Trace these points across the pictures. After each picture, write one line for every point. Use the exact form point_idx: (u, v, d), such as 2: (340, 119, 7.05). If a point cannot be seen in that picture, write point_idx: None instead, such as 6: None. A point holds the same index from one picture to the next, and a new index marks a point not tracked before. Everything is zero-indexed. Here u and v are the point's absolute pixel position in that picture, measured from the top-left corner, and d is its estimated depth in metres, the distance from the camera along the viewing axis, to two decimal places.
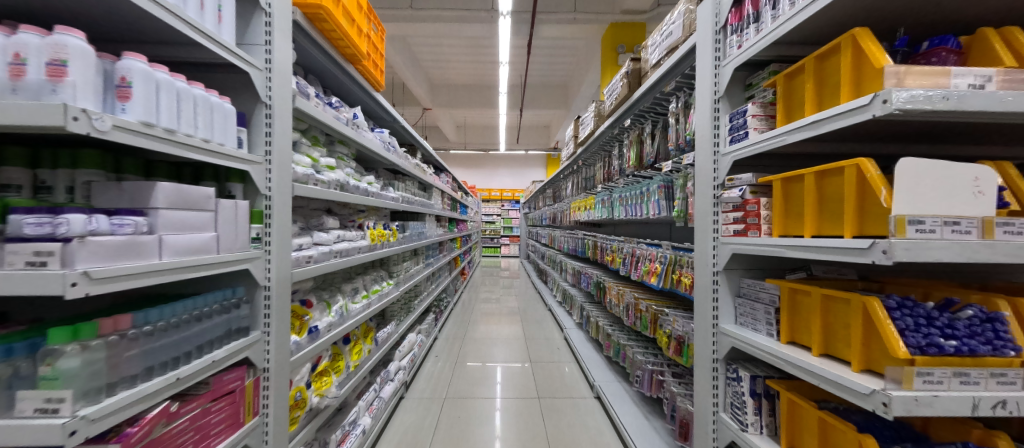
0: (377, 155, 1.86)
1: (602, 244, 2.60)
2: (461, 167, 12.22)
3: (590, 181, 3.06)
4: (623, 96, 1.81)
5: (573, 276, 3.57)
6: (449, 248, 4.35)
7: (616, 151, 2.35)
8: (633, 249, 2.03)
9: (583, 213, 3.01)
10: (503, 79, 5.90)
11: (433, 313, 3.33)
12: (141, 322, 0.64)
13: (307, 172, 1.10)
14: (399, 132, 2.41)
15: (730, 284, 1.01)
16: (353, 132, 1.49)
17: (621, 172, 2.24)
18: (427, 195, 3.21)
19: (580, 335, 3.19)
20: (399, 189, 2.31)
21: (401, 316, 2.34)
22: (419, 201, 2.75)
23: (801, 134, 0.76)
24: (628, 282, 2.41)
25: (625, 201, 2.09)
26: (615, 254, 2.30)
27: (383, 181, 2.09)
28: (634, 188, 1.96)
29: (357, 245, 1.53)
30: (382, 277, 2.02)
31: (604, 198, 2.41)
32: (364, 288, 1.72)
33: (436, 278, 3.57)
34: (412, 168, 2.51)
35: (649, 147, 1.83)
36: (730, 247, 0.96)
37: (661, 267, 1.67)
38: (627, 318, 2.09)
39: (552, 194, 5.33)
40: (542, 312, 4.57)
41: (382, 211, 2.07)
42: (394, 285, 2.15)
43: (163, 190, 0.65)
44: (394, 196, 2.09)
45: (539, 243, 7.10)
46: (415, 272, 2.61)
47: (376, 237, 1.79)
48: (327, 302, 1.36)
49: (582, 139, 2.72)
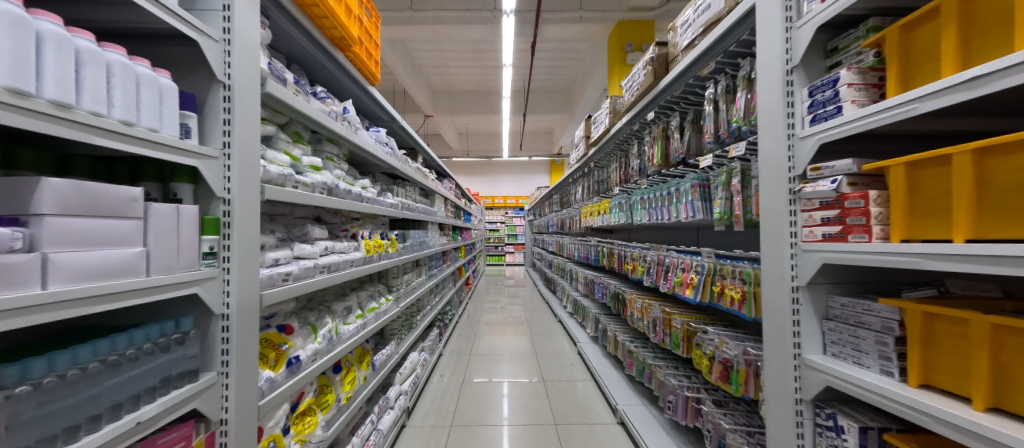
0: (372, 157, 1.67)
1: (619, 252, 2.37)
2: (463, 174, 12.11)
3: (604, 183, 2.85)
4: (647, 86, 1.61)
5: (586, 287, 3.33)
6: (453, 257, 4.14)
7: (635, 150, 2.14)
8: (659, 257, 1.79)
9: (597, 219, 2.79)
10: (506, 82, 5.77)
11: (437, 327, 3.11)
12: (13, 381, 0.40)
13: (284, 172, 0.91)
14: (398, 134, 2.23)
15: (816, 304, 0.79)
16: (342, 129, 1.29)
17: (641, 172, 2.02)
18: (430, 201, 3.02)
19: (596, 349, 2.92)
20: (399, 195, 2.12)
21: (401, 333, 2.12)
22: (421, 208, 2.55)
23: (939, 99, 0.53)
24: (653, 293, 2.17)
25: (647, 203, 1.86)
26: (636, 262, 2.06)
27: (381, 186, 1.90)
28: (659, 188, 1.74)
29: (348, 258, 1.32)
30: (379, 291, 1.80)
31: (622, 201, 2.20)
32: (357, 306, 1.51)
33: (440, 290, 3.35)
34: (413, 172, 2.32)
35: (676, 142, 1.60)
36: (820, 257, 0.73)
37: (698, 278, 1.43)
38: (654, 335, 1.84)
39: (559, 199, 5.14)
40: (552, 323, 4.32)
41: (379, 218, 1.87)
42: (394, 301, 1.94)
43: (52, 187, 0.42)
44: (393, 203, 1.90)
45: (546, 250, 6.87)
46: (417, 285, 2.40)
47: (371, 248, 1.58)
48: (314, 325, 1.14)
49: (596, 138, 2.52)
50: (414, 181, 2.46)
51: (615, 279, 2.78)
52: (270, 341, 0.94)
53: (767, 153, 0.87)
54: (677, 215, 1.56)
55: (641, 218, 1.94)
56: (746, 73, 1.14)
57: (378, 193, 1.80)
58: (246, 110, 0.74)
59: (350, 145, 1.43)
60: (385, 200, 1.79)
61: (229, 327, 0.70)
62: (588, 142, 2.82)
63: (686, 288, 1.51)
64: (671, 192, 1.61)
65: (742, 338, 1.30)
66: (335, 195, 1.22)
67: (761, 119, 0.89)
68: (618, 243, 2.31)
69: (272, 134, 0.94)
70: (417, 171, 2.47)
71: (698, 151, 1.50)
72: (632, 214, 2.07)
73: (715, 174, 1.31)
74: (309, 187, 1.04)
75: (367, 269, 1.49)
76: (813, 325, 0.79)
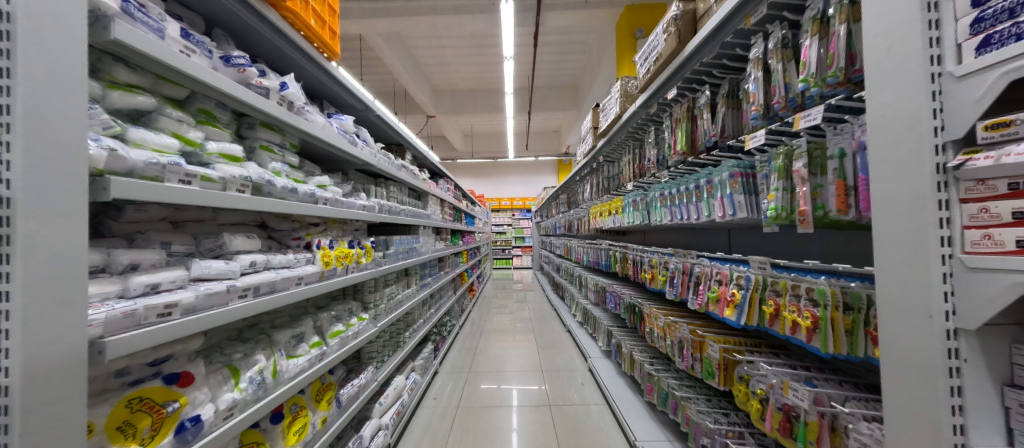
0: (338, 150, 1.42)
1: (635, 258, 2.03)
2: (469, 176, 11.90)
3: (614, 179, 2.52)
4: (666, 53, 1.28)
5: (597, 296, 2.97)
6: (453, 263, 3.88)
7: (650, 137, 1.82)
8: (686, 263, 1.42)
9: (608, 219, 2.46)
10: (509, 77, 5.51)
11: (434, 341, 2.83)
12: None
13: (151, 160, 0.64)
14: (377, 126, 1.98)
15: (999, 361, 0.43)
16: (285, 112, 1.05)
17: (661, 164, 1.69)
18: (423, 204, 2.76)
19: (608, 365, 2.56)
20: (379, 196, 1.86)
21: (383, 355, 1.84)
22: (410, 211, 2.29)
23: None
24: (679, 308, 1.78)
25: (669, 200, 1.52)
26: (655, 269, 1.70)
27: (352, 185, 1.64)
28: (684, 179, 1.42)
29: (291, 274, 1.06)
30: (352, 310, 1.53)
31: (638, 198, 1.87)
32: (314, 333, 1.24)
33: (437, 300, 3.06)
34: (397, 170, 2.07)
35: (705, 122, 1.25)
36: (1010, 281, 0.38)
37: (741, 294, 1.04)
38: (680, 361, 1.43)
39: (567, 199, 4.80)
40: (561, 333, 3.98)
41: (350, 224, 1.60)
42: (372, 319, 1.66)
43: None
44: (369, 205, 1.64)
45: (554, 253, 6.54)
46: (403, 298, 2.11)
47: (333, 259, 1.30)
48: (236, 366, 0.89)
49: (604, 129, 2.20)
50: (400, 181, 2.20)
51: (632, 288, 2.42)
52: (151, 402, 0.67)
53: (879, 111, 0.55)
54: (709, 215, 1.22)
55: (661, 217, 1.61)
56: (817, 11, 0.78)
57: (346, 193, 1.54)
58: (54, 59, 0.47)
59: (300, 132, 1.19)
60: (356, 201, 1.54)
61: (14, 408, 0.43)
62: (597, 134, 2.49)
63: (723, 305, 1.11)
64: (699, 184, 1.29)
65: (811, 378, 0.89)
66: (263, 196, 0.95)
67: (868, 59, 0.57)
68: (632, 246, 1.95)
69: (152, 109, 0.72)
70: (404, 170, 2.21)
71: (737, 135, 1.16)
72: (650, 213, 1.74)
73: (759, 160, 0.99)
74: (209, 183, 0.79)
75: (325, 285, 1.23)
76: (991, 399, 0.43)
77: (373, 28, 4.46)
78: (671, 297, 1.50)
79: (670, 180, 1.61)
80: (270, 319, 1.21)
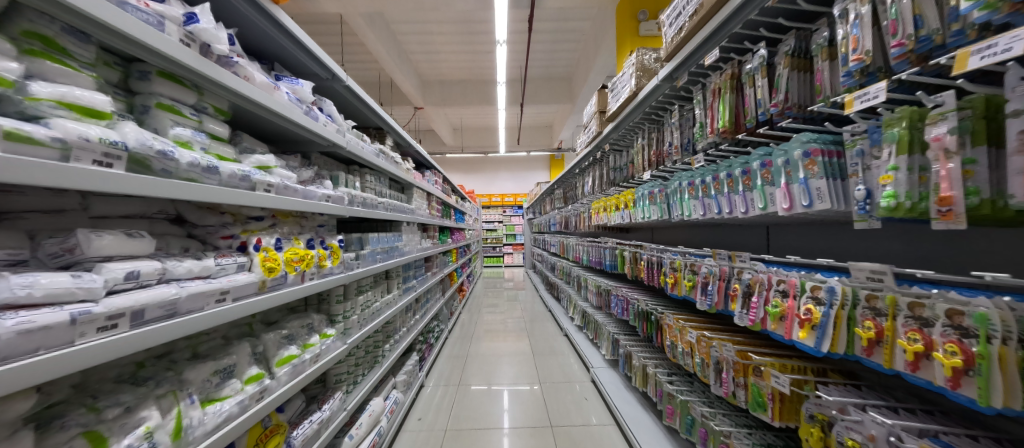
0: (292, 125, 1.10)
1: (650, 258, 1.78)
2: (459, 172, 11.53)
3: (621, 171, 2.27)
4: (711, 3, 1.01)
5: (600, 299, 2.72)
6: (441, 262, 3.58)
7: (672, 118, 1.56)
8: (724, 267, 1.17)
9: (615, 216, 2.21)
10: (501, 66, 5.22)
11: (419, 351, 2.52)
12: None
13: None
14: (349, 102, 1.65)
15: None
16: (197, 58, 0.72)
17: (688, 149, 1.43)
18: (407, 198, 2.44)
19: (614, 376, 2.32)
20: (351, 186, 1.54)
21: (355, 376, 1.52)
22: (391, 205, 1.97)
23: None
24: (705, 316, 1.54)
25: (702, 190, 1.27)
26: (679, 272, 1.45)
27: (314, 171, 1.31)
28: (722, 164, 1.17)
29: (211, 288, 0.73)
30: (313, 324, 1.21)
31: (657, 190, 1.62)
32: (254, 363, 0.92)
33: (423, 304, 2.76)
34: (375, 156, 1.75)
35: (760, 90, 0.99)
36: None
37: (820, 312, 0.79)
38: (717, 385, 1.19)
39: (563, 195, 4.54)
40: (557, 338, 3.72)
41: (312, 218, 1.29)
42: (339, 335, 1.34)
43: None
44: (336, 195, 1.32)
45: (548, 250, 6.28)
46: (382, 306, 1.80)
47: (279, 264, 0.96)
48: (100, 432, 0.55)
49: (614, 112, 1.92)
50: (379, 170, 1.88)
51: (642, 292, 2.18)
52: None
53: None
54: (764, 208, 0.97)
55: (687, 212, 1.37)
56: None
57: (305, 181, 1.22)
58: None
59: (229, 93, 0.86)
60: (319, 190, 1.22)
61: None
62: (604, 120, 2.23)
63: (793, 323, 0.86)
64: (749, 169, 1.04)
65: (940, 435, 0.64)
66: (153, 174, 0.63)
67: None
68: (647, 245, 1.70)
69: None
70: (383, 156, 1.89)
71: (806, 106, 0.91)
72: (673, 207, 1.49)
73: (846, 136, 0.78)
74: (41, 150, 0.44)
75: (271, 297, 0.91)
76: None
77: (354, 7, 4.09)
78: (703, 308, 1.25)
79: (701, 167, 1.36)
80: (190, 345, 0.89)
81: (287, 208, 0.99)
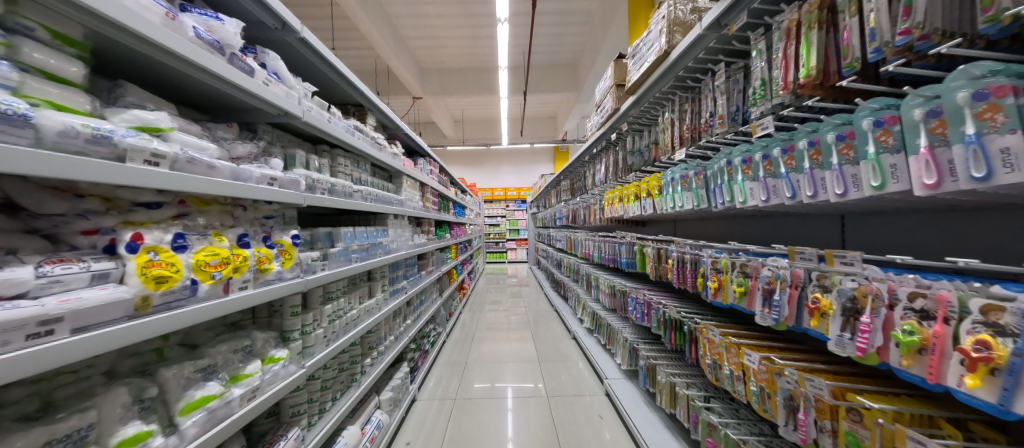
0: (206, 75, 0.79)
1: (680, 256, 1.47)
2: (460, 165, 11.19)
3: (640, 154, 1.95)
4: None
5: (615, 301, 2.42)
6: (438, 259, 3.29)
7: (712, 83, 1.24)
8: (799, 270, 0.87)
9: (634, 206, 1.91)
10: (502, 50, 4.89)
11: (411, 360, 2.24)
12: None
13: None
14: (318, 65, 1.34)
15: None
16: None
17: (738, 118, 1.12)
18: (395, 188, 2.14)
19: (632, 389, 2.03)
20: (316, 168, 1.24)
21: (322, 402, 1.24)
22: (373, 194, 1.68)
23: None
24: (754, 327, 1.24)
25: (765, 168, 0.96)
26: (725, 274, 1.15)
27: (261, 148, 1.03)
28: (800, 130, 0.86)
29: (18, 317, 0.40)
30: (249, 346, 0.92)
31: (693, 172, 1.31)
32: (137, 418, 0.61)
33: (417, 307, 2.48)
34: (348, 133, 1.44)
35: (875, 14, 0.67)
36: None
37: (1012, 350, 0.44)
38: (787, 427, 0.89)
39: (570, 186, 4.21)
40: (565, 341, 3.43)
41: (256, 208, 1.00)
42: (295, 357, 1.05)
43: None
44: (289, 178, 1.03)
45: (553, 246, 6.00)
46: (360, 314, 1.51)
47: (175, 267, 0.66)
48: None
49: (635, 82, 1.60)
50: (356, 152, 1.57)
51: (666, 294, 1.88)
52: None
53: None
54: (881, 186, 0.65)
55: (738, 198, 1.06)
56: None
57: (241, 157, 0.92)
58: None
59: (79, 14, 0.54)
60: (260, 170, 0.93)
61: None
62: (621, 94, 1.90)
63: (949, 361, 0.53)
64: (850, 134, 0.72)
65: None
66: None
67: None
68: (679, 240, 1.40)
69: None
70: (361, 136, 1.58)
71: (962, 34, 0.59)
72: (716, 193, 1.19)
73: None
74: None
75: (158, 321, 0.61)
76: None
77: None
78: (764, 324, 0.95)
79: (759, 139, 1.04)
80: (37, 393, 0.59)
81: (196, 192, 0.70)
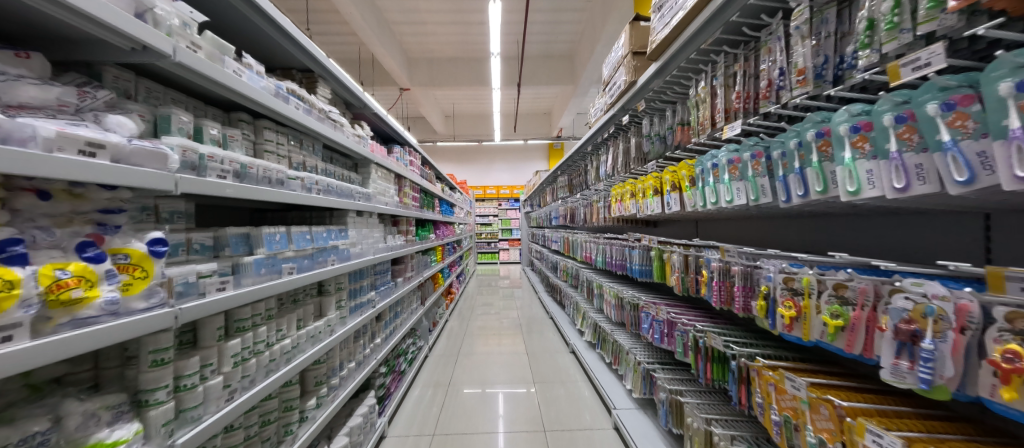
0: None
1: (728, 268, 1.12)
2: (451, 162, 10.74)
3: (659, 139, 1.60)
4: None
5: (626, 316, 2.06)
6: (421, 263, 2.89)
7: (783, 30, 0.89)
8: (974, 304, 0.48)
9: (655, 202, 1.54)
10: (493, 34, 4.49)
11: (381, 387, 1.83)
12: None
13: None
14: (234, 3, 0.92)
15: None
16: None
17: (832, 73, 0.78)
18: (361, 178, 1.73)
19: (649, 422, 1.68)
20: (217, 141, 0.83)
21: None
22: (325, 184, 1.28)
23: None
24: (841, 374, 0.87)
25: (900, 138, 0.56)
26: (807, 300, 0.80)
27: (94, 102, 0.61)
28: (999, 65, 0.39)
29: None
30: (42, 436, 0.50)
31: (755, 155, 0.95)
32: None
33: (391, 321, 2.09)
34: (276, 97, 1.01)
35: None
36: None
37: None
38: None
39: (568, 182, 3.83)
40: (562, 355, 3.06)
41: (82, 194, 0.59)
42: (154, 433, 0.65)
43: None
44: (140, 147, 0.62)
45: (548, 247, 5.64)
46: (300, 343, 1.12)
47: None
48: None
49: (661, 43, 1.23)
50: (296, 127, 1.15)
51: (695, 314, 1.51)
52: None
53: None
54: None
55: (845, 186, 0.67)
56: None
57: (29, 106, 0.51)
58: None
59: None
60: (64, 127, 0.51)
61: None
62: (639, 65, 1.52)
63: None
64: None
65: None
66: None
67: None
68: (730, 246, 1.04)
69: None
70: (302, 104, 1.15)
71: None
72: (796, 181, 0.82)
73: None
74: None
75: None
76: None
77: None
78: (896, 384, 0.59)
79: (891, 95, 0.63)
80: None
81: None
